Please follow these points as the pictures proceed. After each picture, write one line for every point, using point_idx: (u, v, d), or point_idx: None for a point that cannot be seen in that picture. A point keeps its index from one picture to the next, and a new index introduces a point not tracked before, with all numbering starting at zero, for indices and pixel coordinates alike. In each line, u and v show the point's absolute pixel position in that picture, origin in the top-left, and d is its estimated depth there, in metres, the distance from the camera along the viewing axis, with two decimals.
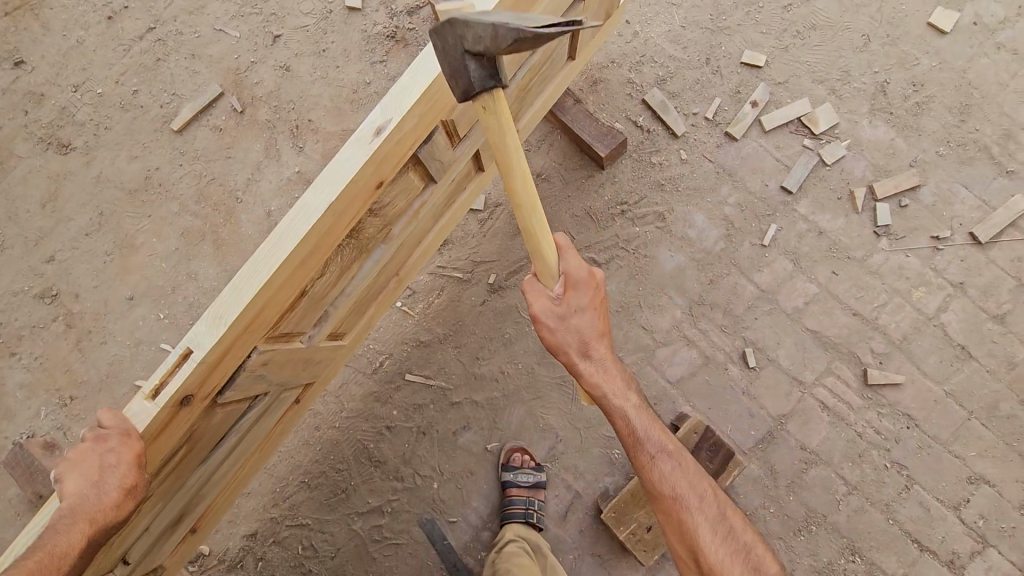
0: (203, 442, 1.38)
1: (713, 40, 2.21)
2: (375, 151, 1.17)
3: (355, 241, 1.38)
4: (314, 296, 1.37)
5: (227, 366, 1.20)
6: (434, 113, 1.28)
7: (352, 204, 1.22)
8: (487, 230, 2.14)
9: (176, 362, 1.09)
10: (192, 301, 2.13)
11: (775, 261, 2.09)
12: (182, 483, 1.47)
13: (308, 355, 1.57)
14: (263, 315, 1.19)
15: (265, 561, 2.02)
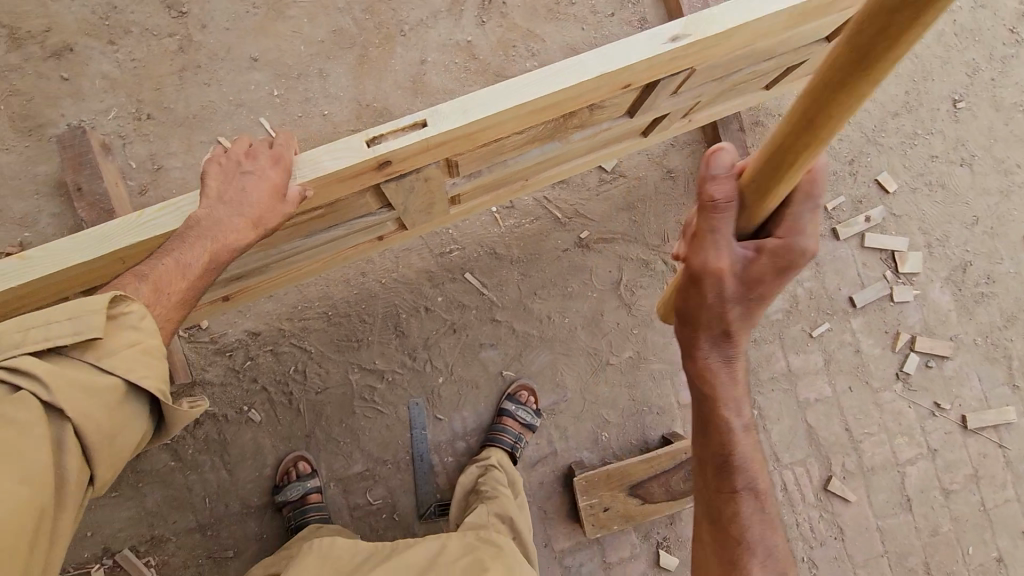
0: (324, 219, 1.37)
1: (865, 147, 2.35)
2: (654, 57, 1.16)
3: (562, 125, 1.40)
4: (501, 148, 1.38)
5: (416, 163, 1.20)
6: (699, 57, 1.28)
7: (605, 88, 1.24)
8: (602, 192, 2.20)
9: (403, 129, 1.08)
10: (310, 97, 2.09)
11: (812, 353, 2.26)
12: (275, 248, 1.47)
13: (438, 201, 1.59)
14: (479, 136, 1.19)
15: (253, 363, 2.02)
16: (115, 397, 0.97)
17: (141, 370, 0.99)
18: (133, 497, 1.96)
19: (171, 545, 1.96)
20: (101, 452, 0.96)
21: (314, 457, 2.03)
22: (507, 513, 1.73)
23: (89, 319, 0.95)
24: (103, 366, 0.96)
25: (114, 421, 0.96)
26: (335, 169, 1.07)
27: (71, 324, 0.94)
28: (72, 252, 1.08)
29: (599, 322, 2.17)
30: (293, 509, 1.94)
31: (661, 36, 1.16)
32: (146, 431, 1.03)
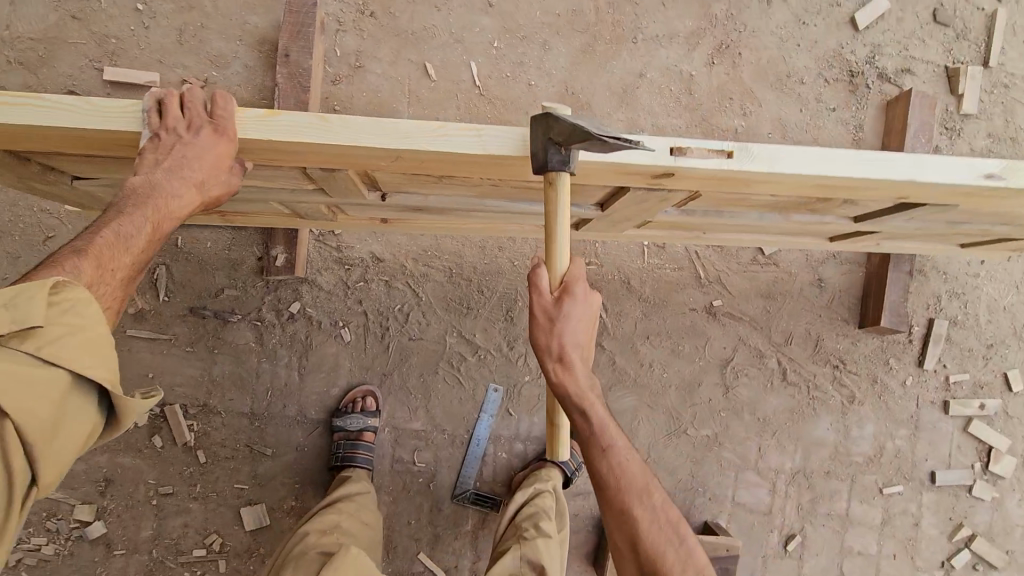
0: (545, 193, 1.35)
1: (1011, 339, 2.27)
2: (963, 183, 1.11)
3: (809, 203, 1.36)
4: (743, 200, 1.34)
5: (681, 183, 1.17)
6: (986, 198, 1.22)
7: (887, 190, 1.19)
8: (749, 270, 2.14)
9: (710, 152, 1.04)
10: (525, 63, 2.06)
11: (874, 507, 2.21)
12: (480, 200, 1.45)
13: (640, 218, 1.56)
14: (756, 185, 1.15)
15: (366, 286, 2.02)
16: (63, 386, 0.88)
17: (92, 360, 0.92)
18: (203, 360, 1.97)
19: (217, 419, 1.97)
20: (47, 432, 0.86)
21: (381, 397, 2.01)
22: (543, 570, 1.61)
23: (35, 304, 0.88)
24: (55, 360, 0.87)
25: (60, 414, 0.88)
26: (628, 161, 1.04)
27: (10, 312, 0.86)
28: (80, 115, 1.01)
29: (693, 390, 2.12)
30: (344, 439, 1.94)
31: (977, 169, 1.11)
32: (92, 424, 0.94)
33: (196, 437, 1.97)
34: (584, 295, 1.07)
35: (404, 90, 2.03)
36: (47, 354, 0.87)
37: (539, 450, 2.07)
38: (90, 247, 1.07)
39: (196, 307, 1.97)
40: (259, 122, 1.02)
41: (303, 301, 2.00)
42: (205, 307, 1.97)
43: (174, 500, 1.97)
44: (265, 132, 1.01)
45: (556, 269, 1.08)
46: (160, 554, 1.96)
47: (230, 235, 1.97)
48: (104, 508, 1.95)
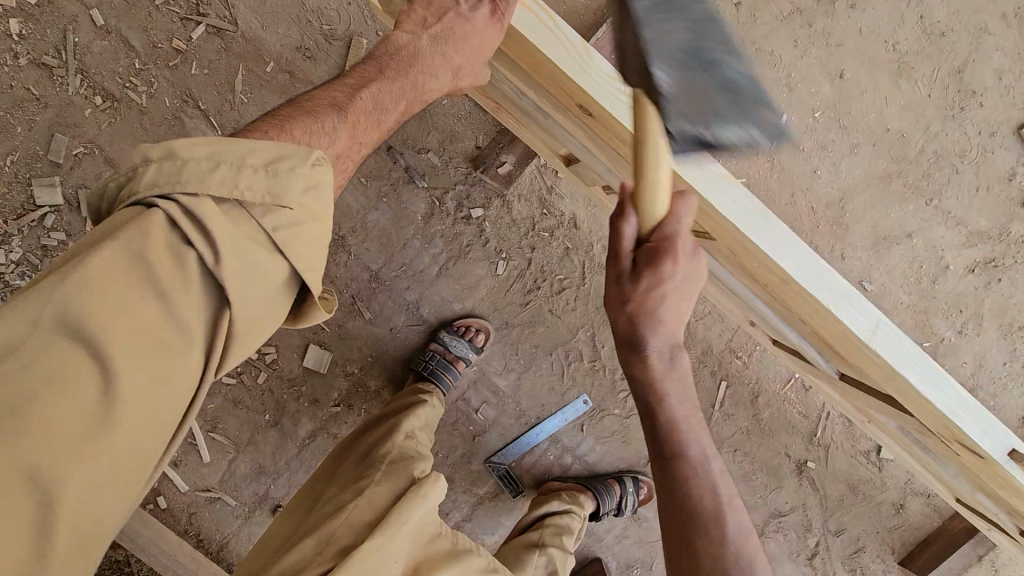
0: (827, 346, 1.26)
1: None
2: None
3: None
4: (983, 481, 1.30)
5: (965, 455, 1.13)
6: None
7: None
8: (855, 461, 2.10)
9: None
10: (826, 152, 1.92)
11: None
12: (753, 296, 1.38)
13: (860, 398, 1.48)
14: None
15: (547, 239, 1.91)
16: (279, 280, 0.82)
17: (304, 257, 0.82)
18: (368, 199, 1.88)
19: (343, 257, 1.90)
20: (246, 325, 0.81)
21: (490, 339, 1.96)
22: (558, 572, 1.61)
23: (290, 183, 0.79)
24: (281, 251, 0.80)
25: (265, 309, 0.82)
26: (981, 445, 0.97)
27: (269, 180, 0.79)
28: (564, 53, 0.95)
29: None
30: (438, 354, 1.90)
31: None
32: (278, 315, 0.84)
33: None
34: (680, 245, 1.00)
35: None
36: (278, 239, 0.80)
37: (579, 472, 2.07)
38: (350, 104, 1.05)
39: (394, 148, 1.85)
40: (717, 181, 0.97)
41: (487, 213, 1.89)
42: (402, 154, 1.86)
43: None
44: (712, 193, 0.97)
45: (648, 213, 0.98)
46: None
47: (467, 109, 1.84)
48: None
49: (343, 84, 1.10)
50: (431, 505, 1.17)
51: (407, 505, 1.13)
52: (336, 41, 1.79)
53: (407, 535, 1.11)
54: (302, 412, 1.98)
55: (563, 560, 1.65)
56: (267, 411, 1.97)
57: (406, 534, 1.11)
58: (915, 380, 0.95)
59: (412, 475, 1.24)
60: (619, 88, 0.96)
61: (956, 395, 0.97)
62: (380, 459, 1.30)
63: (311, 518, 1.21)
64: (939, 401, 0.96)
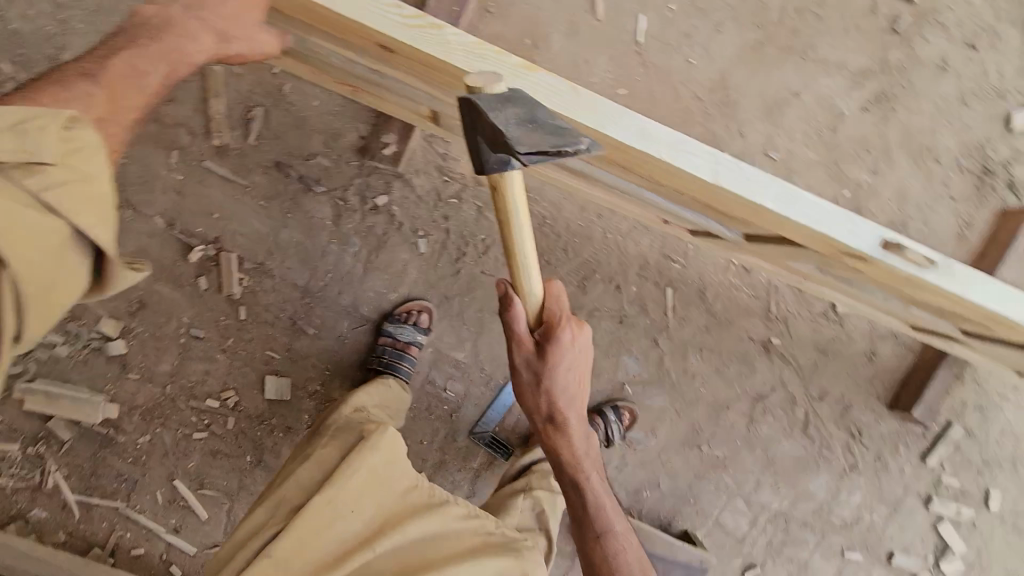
0: (711, 209, 1.27)
1: (1000, 462, 2.38)
2: None
3: (949, 312, 1.36)
4: (900, 291, 1.30)
5: (861, 266, 1.14)
6: None
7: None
8: (815, 323, 2.16)
9: (924, 259, 1.00)
10: (692, 41, 1.96)
11: (831, 567, 2.35)
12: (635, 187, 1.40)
13: (774, 256, 1.49)
14: (932, 295, 1.14)
15: (456, 204, 1.93)
16: (65, 238, 0.83)
17: (87, 216, 0.84)
18: (273, 219, 1.89)
19: (269, 282, 1.91)
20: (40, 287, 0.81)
21: (435, 316, 1.98)
22: (549, 516, 1.65)
23: (46, 142, 0.81)
24: (57, 207, 0.81)
25: (55, 269, 0.82)
26: (844, 241, 0.99)
27: (19, 140, 0.80)
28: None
29: (720, 411, 2.17)
30: (389, 345, 1.92)
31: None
32: (75, 282, 0.87)
33: (243, 292, 1.91)
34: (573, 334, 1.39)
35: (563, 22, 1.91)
36: (49, 197, 0.81)
37: None
38: (104, 76, 1.01)
39: (283, 163, 1.87)
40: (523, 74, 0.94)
41: (391, 197, 1.91)
42: (292, 166, 1.87)
43: (201, 346, 1.93)
44: (517, 83, 0.94)
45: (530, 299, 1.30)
46: (173, 393, 1.93)
47: (340, 104, 1.86)
48: (132, 329, 1.90)
49: (89, 56, 1.03)
50: (385, 457, 1.31)
51: (355, 466, 1.27)
52: (191, 78, 1.83)
53: (359, 482, 1.27)
54: (281, 443, 1.99)
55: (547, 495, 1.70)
56: (246, 452, 1.98)
57: (355, 490, 1.26)
58: (765, 201, 0.97)
59: (363, 430, 1.38)
60: (397, 12, 0.94)
61: (807, 204, 0.97)
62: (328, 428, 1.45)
63: (278, 477, 1.40)
64: (793, 213, 0.98)
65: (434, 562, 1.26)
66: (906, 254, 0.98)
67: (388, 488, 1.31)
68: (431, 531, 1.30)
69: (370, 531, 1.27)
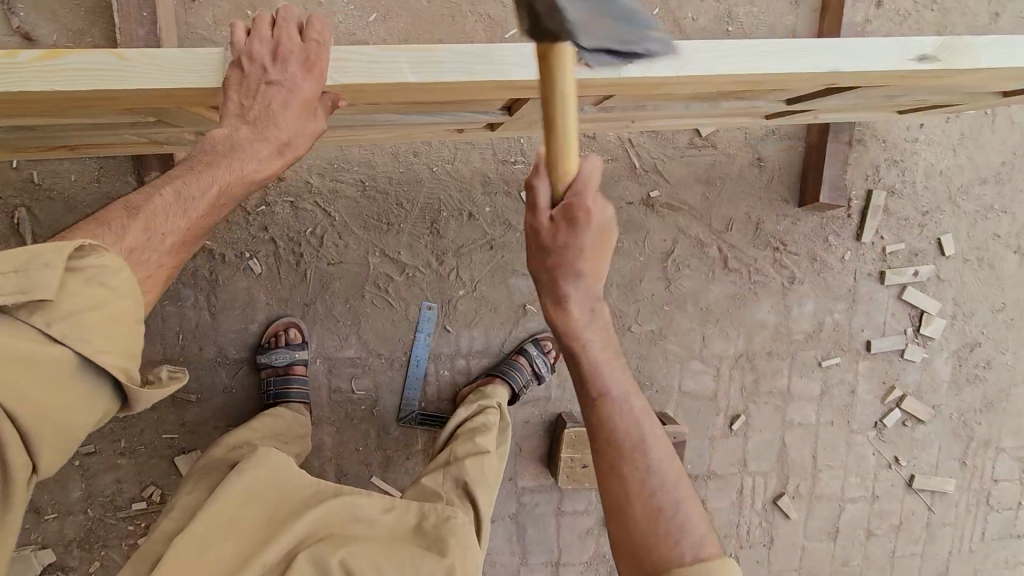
0: (435, 107, 1.15)
1: (937, 205, 2.27)
2: (886, 71, 0.98)
3: (733, 93, 1.22)
4: (662, 93, 1.18)
5: (587, 90, 1.03)
6: (908, 79, 1.10)
7: (806, 81, 1.05)
8: (686, 157, 2.03)
9: (608, 56, 0.87)
10: None
11: (813, 380, 2.29)
12: (366, 115, 1.26)
13: (554, 119, 1.37)
14: (666, 88, 1.02)
15: (268, 210, 1.80)
16: None
17: None
18: None
19: None
20: None
21: (307, 328, 1.88)
22: (477, 485, 1.55)
23: None
24: None
25: None
26: (514, 78, 0.87)
27: None
28: None
29: (634, 287, 2.08)
30: (272, 375, 1.83)
31: (912, 48, 0.97)
32: None
33: None
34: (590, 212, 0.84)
35: None
36: None
37: (482, 364, 2.01)
38: None
39: None
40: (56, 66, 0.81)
41: None
42: None
43: (99, 458, 1.85)
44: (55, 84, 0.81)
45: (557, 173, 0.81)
46: (96, 513, 1.87)
47: (96, 166, 1.70)
48: None
49: None
50: (266, 474, 1.35)
51: (232, 484, 1.30)
52: None
53: (246, 498, 1.29)
54: None
55: (466, 459, 1.61)
56: None
57: (233, 505, 1.27)
58: (410, 75, 0.85)
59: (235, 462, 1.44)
60: None
61: (451, 60, 0.86)
62: (197, 475, 1.44)
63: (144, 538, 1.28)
64: (448, 74, 0.86)
65: (331, 544, 1.24)
66: (585, 60, 0.87)
67: (274, 497, 1.33)
68: (336, 517, 1.31)
69: (255, 543, 1.23)
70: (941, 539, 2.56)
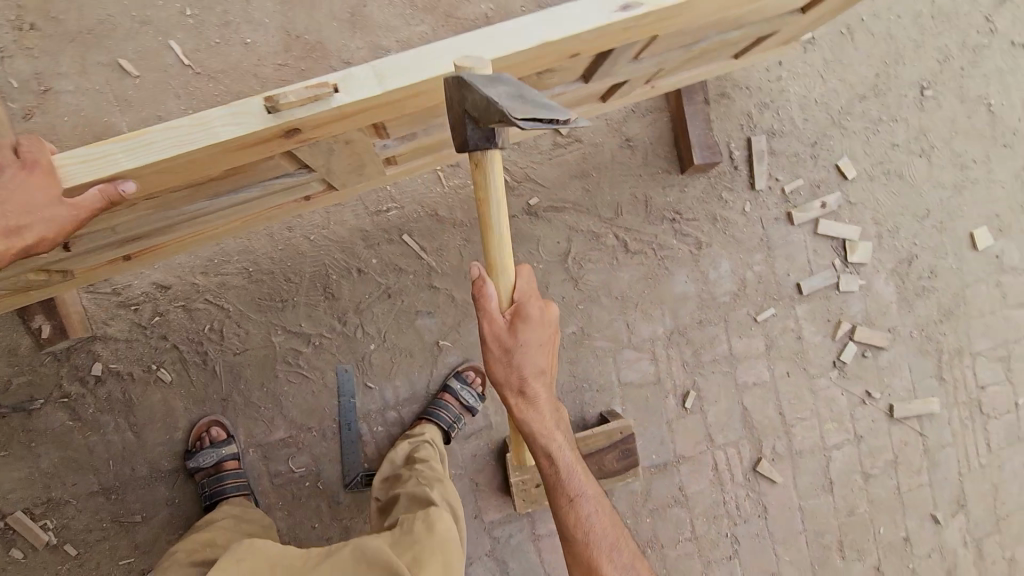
0: (222, 180, 1.20)
1: (825, 131, 2.26)
2: (598, 28, 1.04)
3: None
4: (434, 111, 1.23)
5: (333, 129, 1.09)
6: (646, 31, 1.16)
7: (541, 59, 1.10)
8: (555, 156, 2.06)
9: (307, 89, 0.93)
10: (230, 22, 1.83)
11: (755, 336, 2.25)
12: (179, 208, 1.32)
13: (367, 163, 1.42)
14: (410, 101, 1.07)
15: (164, 320, 1.85)
16: None
17: None
18: (27, 457, 1.82)
19: (70, 508, 1.84)
20: None
21: (230, 422, 1.90)
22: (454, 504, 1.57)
23: None
24: None
25: None
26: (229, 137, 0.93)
27: None
28: None
29: (543, 294, 2.08)
30: (205, 476, 1.83)
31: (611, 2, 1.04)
32: None
33: (57, 533, 1.84)
34: (536, 313, 1.22)
35: (108, 98, 1.78)
36: None
37: (413, 410, 2.00)
38: None
39: None
40: None
41: (104, 360, 1.83)
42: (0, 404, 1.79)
43: None
44: None
45: (503, 284, 1.22)
46: None
47: None
48: None
49: None
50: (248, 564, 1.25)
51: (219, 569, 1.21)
52: None
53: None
54: None
55: (439, 480, 1.61)
56: None
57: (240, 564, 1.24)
58: (125, 164, 0.91)
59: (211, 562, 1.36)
60: None
61: (163, 138, 0.91)
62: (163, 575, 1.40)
63: None
64: (158, 153, 0.91)
65: None
66: (281, 102, 0.92)
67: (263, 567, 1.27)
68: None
69: None
70: (945, 462, 2.45)
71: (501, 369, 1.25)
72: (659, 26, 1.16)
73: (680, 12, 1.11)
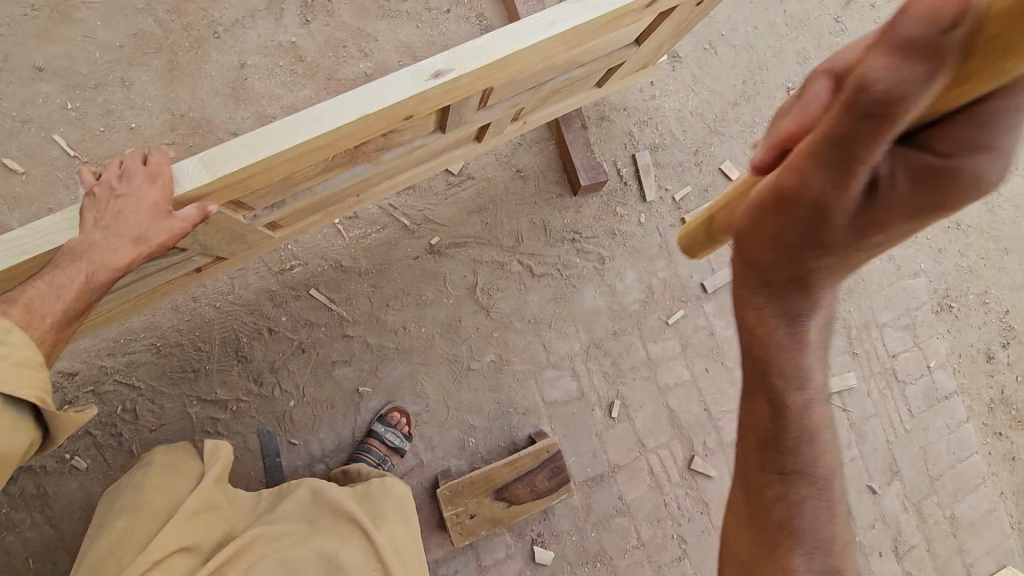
0: None
1: (705, 139, 2.41)
2: (414, 96, 1.14)
3: (354, 152, 1.34)
4: (288, 182, 1.30)
5: None
6: (472, 89, 1.26)
7: (374, 126, 1.19)
8: (450, 195, 2.15)
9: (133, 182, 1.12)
10: (112, 109, 1.86)
11: (669, 339, 2.34)
12: None
13: (243, 235, 1.49)
14: (253, 181, 1.14)
15: (73, 406, 1.85)
16: None
17: None
18: None
19: None
20: None
21: None
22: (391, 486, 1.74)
23: None
24: None
25: None
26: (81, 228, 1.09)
27: None
28: None
29: (457, 328, 2.14)
30: None
31: (423, 71, 1.16)
32: None
33: None
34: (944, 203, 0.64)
35: None
36: None
37: (341, 459, 2.01)
38: None
39: None
40: None
41: None
42: None
43: None
44: None
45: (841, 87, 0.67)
46: None
47: None
48: None
49: None
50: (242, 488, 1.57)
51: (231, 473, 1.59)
52: None
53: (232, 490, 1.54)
54: None
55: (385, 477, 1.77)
56: None
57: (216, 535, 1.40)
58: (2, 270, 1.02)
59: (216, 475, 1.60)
60: None
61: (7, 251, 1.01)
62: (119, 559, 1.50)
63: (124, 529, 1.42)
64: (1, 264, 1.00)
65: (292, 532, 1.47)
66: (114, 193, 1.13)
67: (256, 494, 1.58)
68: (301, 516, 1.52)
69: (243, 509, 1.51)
70: (872, 433, 2.56)
71: (751, 248, 0.74)
72: (485, 83, 1.26)
73: (498, 69, 1.22)
